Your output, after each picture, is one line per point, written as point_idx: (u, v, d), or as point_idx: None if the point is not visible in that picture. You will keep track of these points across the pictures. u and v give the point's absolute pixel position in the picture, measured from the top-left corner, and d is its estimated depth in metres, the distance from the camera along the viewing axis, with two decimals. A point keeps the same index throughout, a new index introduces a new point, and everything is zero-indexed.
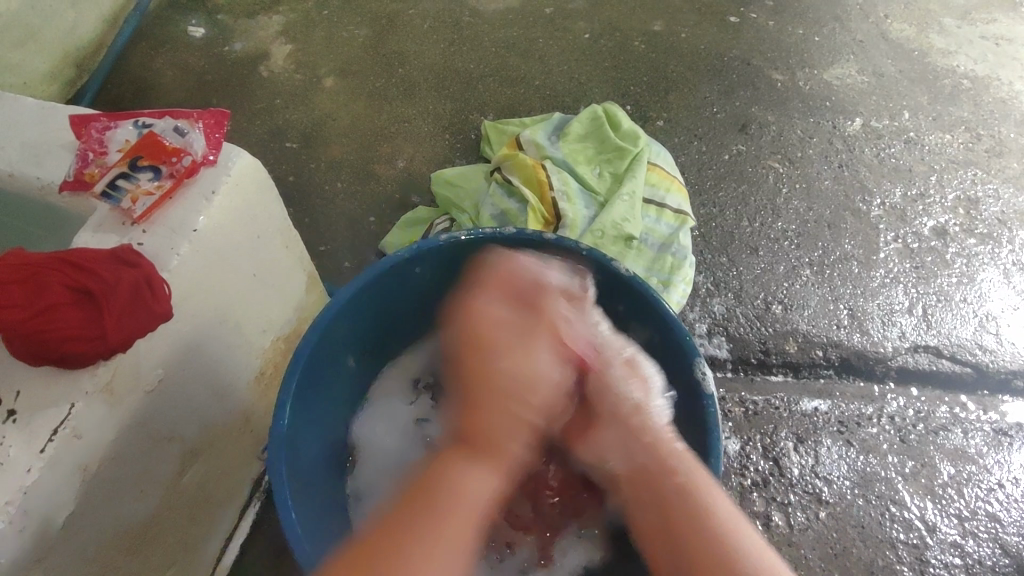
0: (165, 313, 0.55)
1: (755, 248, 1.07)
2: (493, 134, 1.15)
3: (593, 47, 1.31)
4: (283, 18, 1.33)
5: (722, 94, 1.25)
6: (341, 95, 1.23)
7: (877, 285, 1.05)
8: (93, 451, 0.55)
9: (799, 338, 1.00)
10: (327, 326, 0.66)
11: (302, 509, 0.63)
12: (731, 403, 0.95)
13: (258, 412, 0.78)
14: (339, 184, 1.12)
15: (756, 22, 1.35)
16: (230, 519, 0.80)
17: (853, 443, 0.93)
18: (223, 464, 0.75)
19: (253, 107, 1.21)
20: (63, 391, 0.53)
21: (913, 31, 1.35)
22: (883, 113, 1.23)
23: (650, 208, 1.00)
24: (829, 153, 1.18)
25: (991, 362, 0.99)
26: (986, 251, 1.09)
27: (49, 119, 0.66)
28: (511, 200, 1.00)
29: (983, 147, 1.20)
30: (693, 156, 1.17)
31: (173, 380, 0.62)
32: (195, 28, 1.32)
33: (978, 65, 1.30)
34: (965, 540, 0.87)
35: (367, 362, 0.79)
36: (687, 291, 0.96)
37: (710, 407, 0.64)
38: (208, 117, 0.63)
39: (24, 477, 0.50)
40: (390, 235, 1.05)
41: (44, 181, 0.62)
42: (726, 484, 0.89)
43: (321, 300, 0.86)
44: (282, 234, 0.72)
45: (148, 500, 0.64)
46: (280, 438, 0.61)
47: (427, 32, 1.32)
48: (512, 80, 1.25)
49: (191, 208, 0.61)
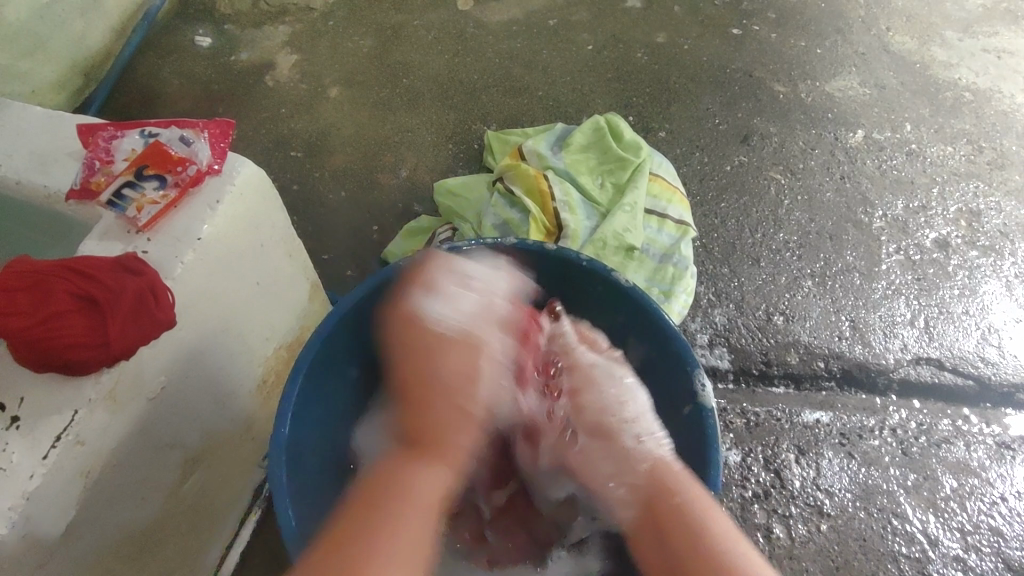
0: (168, 320, 0.55)
1: (757, 260, 1.08)
2: (496, 144, 1.15)
3: (596, 58, 1.31)
4: (289, 29, 1.35)
5: (724, 106, 1.25)
6: (345, 105, 1.24)
7: (879, 297, 1.05)
8: (95, 457, 0.55)
9: (800, 349, 1.00)
10: (328, 335, 0.66)
11: (302, 517, 0.62)
12: (733, 414, 0.95)
13: (259, 419, 0.79)
14: (342, 194, 1.13)
15: (758, 35, 1.36)
16: (230, 526, 0.80)
17: (854, 455, 0.93)
18: (224, 471, 0.75)
19: (258, 116, 1.22)
20: (65, 398, 0.53)
21: (914, 43, 1.35)
22: (885, 125, 1.24)
23: (651, 219, 1.01)
24: (831, 164, 1.19)
25: (994, 375, 0.98)
26: (988, 264, 1.09)
27: (56, 128, 0.67)
28: (513, 209, 1.01)
29: (986, 159, 1.20)
30: (695, 167, 1.18)
31: (175, 388, 0.62)
32: (202, 38, 1.34)
33: (979, 77, 1.31)
34: (967, 554, 0.87)
35: (369, 371, 0.79)
36: (688, 301, 0.97)
37: (709, 420, 0.64)
38: (214, 127, 0.63)
39: (27, 484, 0.50)
40: (392, 245, 1.05)
41: (51, 189, 0.63)
42: (728, 496, 0.89)
43: (324, 307, 0.86)
44: (286, 241, 0.73)
45: (148, 507, 0.64)
46: (282, 446, 0.61)
47: (432, 43, 1.33)
48: (516, 91, 1.26)
49: (195, 217, 0.61)
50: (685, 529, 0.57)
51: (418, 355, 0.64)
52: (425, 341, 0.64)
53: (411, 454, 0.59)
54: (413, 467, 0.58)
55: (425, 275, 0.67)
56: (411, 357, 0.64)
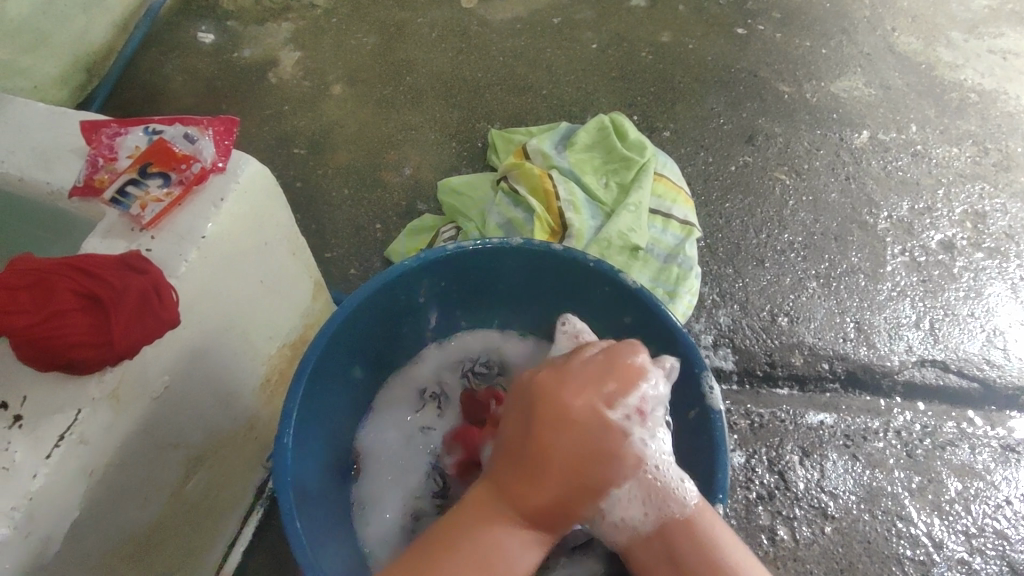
0: (172, 319, 0.55)
1: (762, 261, 1.07)
2: (500, 143, 1.15)
3: (600, 57, 1.31)
4: (292, 25, 1.34)
5: (729, 106, 1.25)
6: (349, 103, 1.23)
7: (884, 299, 1.04)
8: (98, 456, 0.55)
9: (805, 351, 0.99)
10: (333, 334, 0.66)
11: (307, 518, 0.62)
12: (737, 416, 0.95)
13: (263, 418, 0.78)
14: (345, 192, 1.12)
15: (763, 35, 1.35)
16: (233, 525, 0.80)
17: (859, 457, 0.92)
18: (227, 471, 0.75)
19: (261, 114, 1.22)
20: (69, 396, 0.52)
21: (920, 44, 1.35)
22: (890, 125, 1.23)
23: (656, 219, 1.00)
24: (836, 165, 1.18)
25: (999, 377, 0.98)
26: (994, 266, 1.08)
27: (59, 124, 0.66)
28: (518, 209, 1.00)
29: (991, 160, 1.20)
30: (699, 167, 1.17)
31: (179, 387, 0.62)
32: (205, 35, 1.33)
33: (985, 78, 1.30)
34: (972, 557, 0.87)
35: (373, 371, 0.78)
36: (693, 302, 0.96)
37: (717, 423, 0.64)
38: (218, 124, 0.63)
39: (30, 483, 0.50)
40: (396, 243, 1.05)
41: (55, 186, 0.62)
42: (732, 497, 0.89)
43: (327, 306, 0.86)
44: (290, 240, 0.73)
45: (151, 506, 0.64)
46: (286, 446, 0.61)
47: (435, 41, 1.32)
48: (519, 89, 1.26)
49: (198, 214, 0.61)
50: (695, 553, 0.55)
51: (568, 432, 0.53)
52: (562, 403, 0.54)
53: (508, 512, 0.55)
54: (505, 524, 0.55)
55: (635, 380, 0.55)
56: (557, 430, 0.53)
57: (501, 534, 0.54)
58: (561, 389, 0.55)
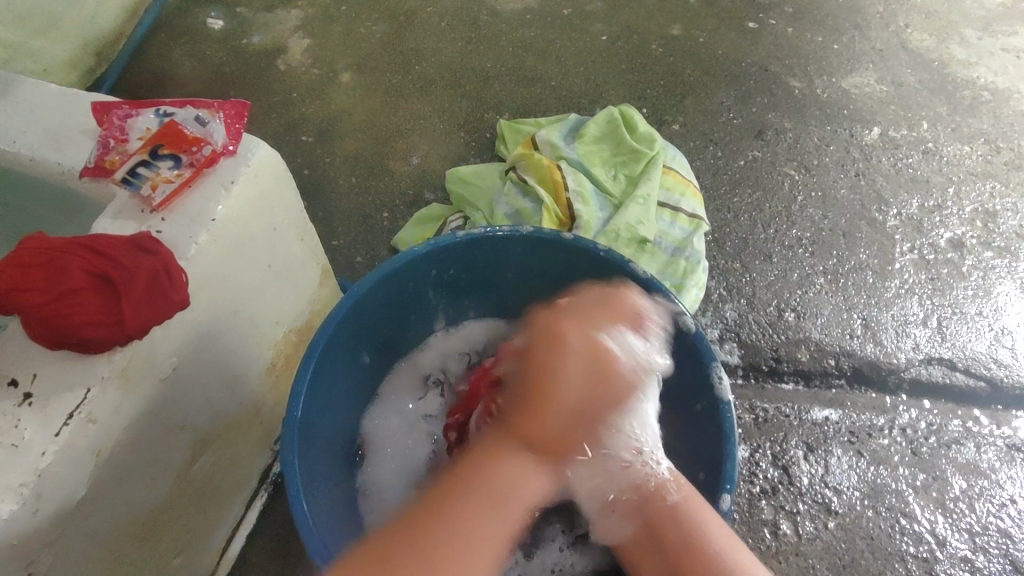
0: (182, 301, 0.55)
1: (769, 256, 1.07)
2: (508, 133, 1.14)
3: (610, 49, 1.30)
4: (301, 13, 1.34)
5: (739, 100, 1.24)
6: (357, 91, 1.23)
7: (891, 296, 1.04)
8: (107, 435, 0.55)
9: (811, 346, 0.99)
10: (342, 319, 0.66)
11: (313, 502, 0.62)
12: (742, 410, 0.95)
13: (268, 403, 0.78)
14: (353, 179, 1.12)
15: (775, 29, 1.34)
16: (237, 508, 0.80)
17: (864, 453, 0.92)
18: (233, 454, 0.75)
19: (270, 100, 1.22)
20: (79, 375, 0.53)
21: (933, 41, 1.34)
22: (901, 122, 1.23)
23: (664, 212, 1.00)
24: (846, 161, 1.18)
25: (1006, 377, 0.98)
26: (1003, 265, 1.08)
27: (70, 105, 0.66)
28: (526, 199, 1.00)
29: (1002, 159, 1.19)
30: (708, 161, 1.17)
31: (187, 369, 0.62)
32: (214, 21, 1.33)
33: (998, 77, 1.29)
34: (975, 555, 0.87)
35: (380, 358, 0.78)
36: (700, 295, 0.96)
37: (726, 414, 0.64)
38: (229, 108, 0.63)
39: (39, 460, 0.50)
40: (403, 232, 1.05)
41: (66, 166, 0.63)
42: (735, 491, 0.89)
43: (333, 293, 0.86)
44: (298, 226, 0.72)
45: (158, 488, 0.64)
46: (293, 429, 0.61)
47: (445, 31, 1.32)
48: (528, 80, 1.25)
49: (209, 197, 0.61)
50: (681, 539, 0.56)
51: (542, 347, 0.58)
52: (560, 335, 0.57)
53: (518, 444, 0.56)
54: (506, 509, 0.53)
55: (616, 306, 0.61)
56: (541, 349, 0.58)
57: (520, 469, 0.55)
58: (564, 319, 0.59)
